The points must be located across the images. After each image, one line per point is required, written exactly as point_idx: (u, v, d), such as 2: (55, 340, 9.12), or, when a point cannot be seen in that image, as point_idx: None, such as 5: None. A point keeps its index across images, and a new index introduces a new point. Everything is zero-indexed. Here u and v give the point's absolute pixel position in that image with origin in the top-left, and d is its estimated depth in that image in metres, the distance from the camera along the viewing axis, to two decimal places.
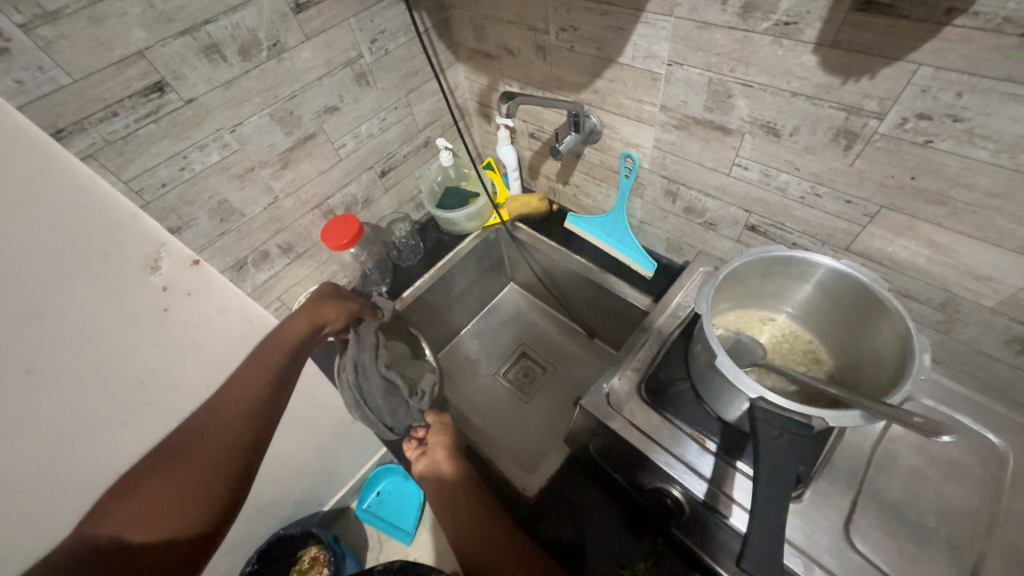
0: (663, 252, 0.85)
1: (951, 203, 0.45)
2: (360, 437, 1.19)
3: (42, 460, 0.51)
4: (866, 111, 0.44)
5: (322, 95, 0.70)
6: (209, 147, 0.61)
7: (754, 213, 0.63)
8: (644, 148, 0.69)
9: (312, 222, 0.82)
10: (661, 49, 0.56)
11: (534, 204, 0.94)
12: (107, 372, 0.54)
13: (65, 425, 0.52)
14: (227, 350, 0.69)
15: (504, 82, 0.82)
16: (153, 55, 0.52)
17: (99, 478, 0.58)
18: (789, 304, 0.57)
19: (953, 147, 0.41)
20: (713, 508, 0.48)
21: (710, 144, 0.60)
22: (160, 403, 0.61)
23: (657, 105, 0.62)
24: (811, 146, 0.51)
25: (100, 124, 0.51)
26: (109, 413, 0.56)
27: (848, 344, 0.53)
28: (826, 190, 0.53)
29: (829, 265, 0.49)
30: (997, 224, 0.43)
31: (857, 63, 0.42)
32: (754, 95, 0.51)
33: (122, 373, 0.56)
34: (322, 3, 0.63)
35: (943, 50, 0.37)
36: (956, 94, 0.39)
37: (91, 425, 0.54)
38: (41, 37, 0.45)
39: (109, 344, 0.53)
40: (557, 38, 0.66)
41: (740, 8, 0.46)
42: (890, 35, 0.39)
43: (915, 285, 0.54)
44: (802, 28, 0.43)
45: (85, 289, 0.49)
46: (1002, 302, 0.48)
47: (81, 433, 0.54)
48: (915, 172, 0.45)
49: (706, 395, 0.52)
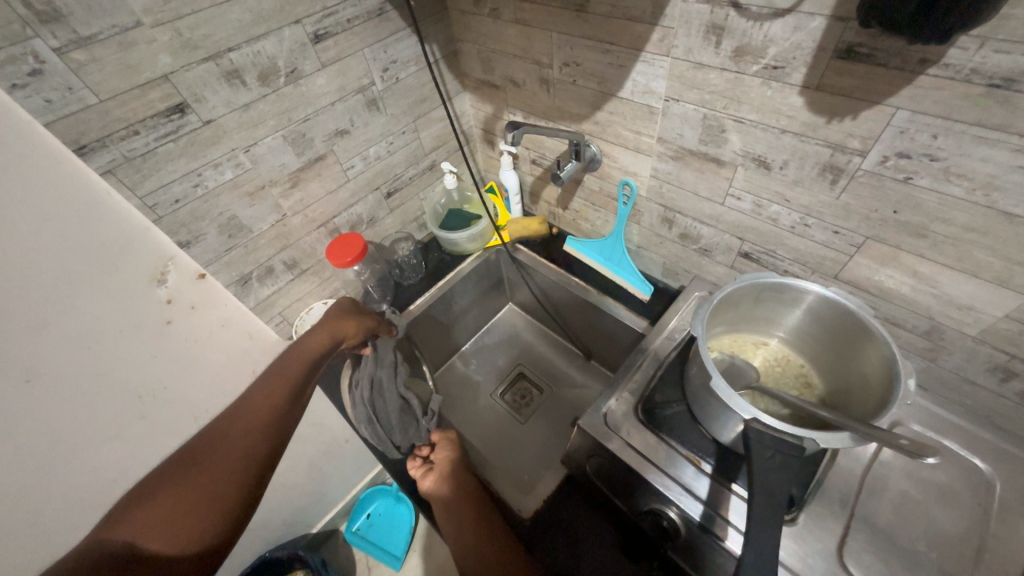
0: (659, 276, 0.87)
1: (932, 236, 0.47)
2: (354, 455, 1.18)
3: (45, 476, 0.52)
4: (850, 149, 0.47)
5: (334, 119, 0.73)
6: (223, 165, 0.63)
7: (747, 241, 0.66)
8: (641, 177, 0.72)
9: (317, 240, 0.83)
10: (658, 86, 0.59)
11: (534, 228, 0.97)
12: (109, 382, 0.54)
13: (63, 437, 0.52)
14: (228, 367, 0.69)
15: (508, 111, 0.86)
16: (177, 79, 0.55)
17: (88, 495, 0.57)
18: (781, 329, 0.59)
19: (931, 184, 0.44)
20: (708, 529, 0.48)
21: (705, 174, 0.63)
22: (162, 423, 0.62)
23: (654, 137, 0.65)
24: (799, 180, 0.54)
25: (121, 141, 0.53)
26: (103, 425, 0.55)
27: (838, 369, 0.55)
28: (815, 220, 0.56)
29: (818, 292, 0.51)
30: (975, 256, 0.46)
31: (841, 105, 0.45)
32: (745, 131, 0.54)
33: (120, 386, 0.56)
34: (338, 34, 0.67)
35: (918, 95, 0.40)
36: (931, 135, 0.42)
37: (86, 438, 0.54)
38: (74, 60, 0.47)
39: (110, 355, 0.54)
40: (561, 72, 0.70)
41: (732, 52, 0.50)
42: (869, 81, 0.42)
43: (903, 313, 0.56)
44: (789, 72, 0.47)
45: (88, 301, 0.50)
46: (984, 331, 0.50)
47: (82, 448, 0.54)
48: (897, 207, 0.48)
49: (702, 416, 0.53)
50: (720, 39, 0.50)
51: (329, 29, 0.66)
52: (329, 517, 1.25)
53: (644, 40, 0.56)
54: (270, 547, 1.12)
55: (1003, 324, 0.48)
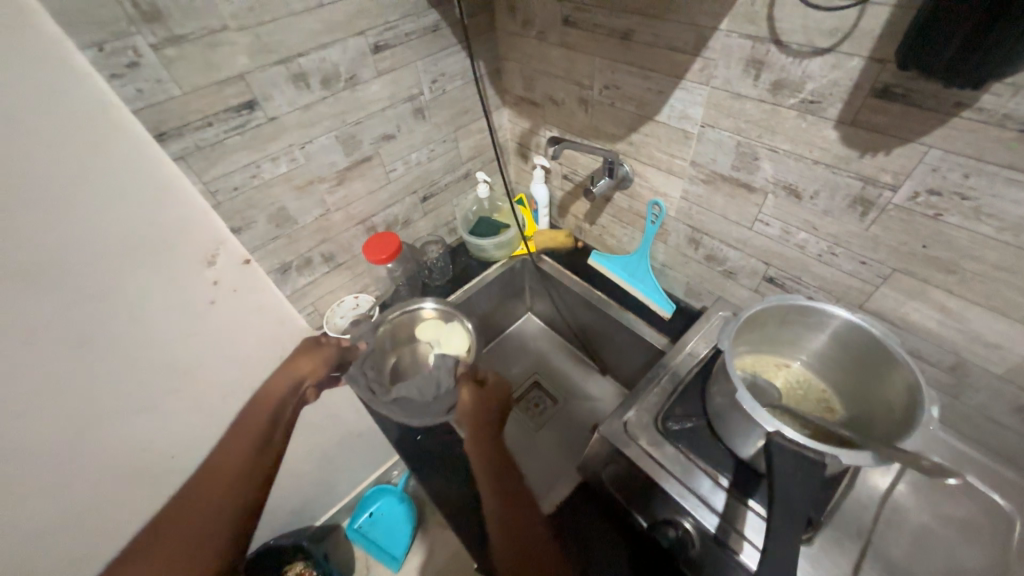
0: (681, 296, 0.89)
1: (960, 271, 0.49)
2: (364, 451, 1.20)
3: (39, 438, 0.55)
4: (881, 183, 0.49)
5: (382, 124, 0.78)
6: (279, 160, 0.68)
7: (773, 266, 0.67)
8: (671, 198, 0.75)
9: (354, 236, 0.87)
10: (695, 112, 0.62)
11: (559, 240, 1.00)
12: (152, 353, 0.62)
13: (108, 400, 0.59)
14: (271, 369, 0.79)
15: (545, 127, 0.90)
16: (250, 78, 0.60)
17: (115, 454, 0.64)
18: (804, 352, 0.60)
19: (961, 222, 0.46)
20: (724, 541, 0.49)
21: (735, 199, 0.65)
22: (118, 412, 0.61)
23: (687, 160, 0.68)
24: (828, 209, 0.56)
25: (195, 132, 0.58)
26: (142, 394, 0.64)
27: (860, 395, 0.56)
28: (842, 250, 0.58)
29: (844, 316, 0.53)
30: (1003, 294, 0.47)
31: (875, 141, 0.47)
32: (778, 160, 0.57)
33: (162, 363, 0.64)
34: (395, 46, 0.72)
35: (952, 136, 0.42)
36: (963, 174, 0.43)
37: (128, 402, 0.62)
38: (166, 56, 0.52)
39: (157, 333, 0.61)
40: (600, 94, 0.73)
41: (770, 85, 0.52)
42: (904, 120, 0.44)
43: (926, 347, 0.57)
44: (825, 106, 0.49)
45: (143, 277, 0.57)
46: (1009, 369, 0.51)
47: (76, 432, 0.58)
48: (926, 241, 0.49)
49: (723, 431, 0.54)
50: (760, 72, 0.52)
51: (388, 41, 0.71)
52: (334, 511, 1.27)
53: (685, 69, 0.60)
54: (275, 535, 1.14)
55: None
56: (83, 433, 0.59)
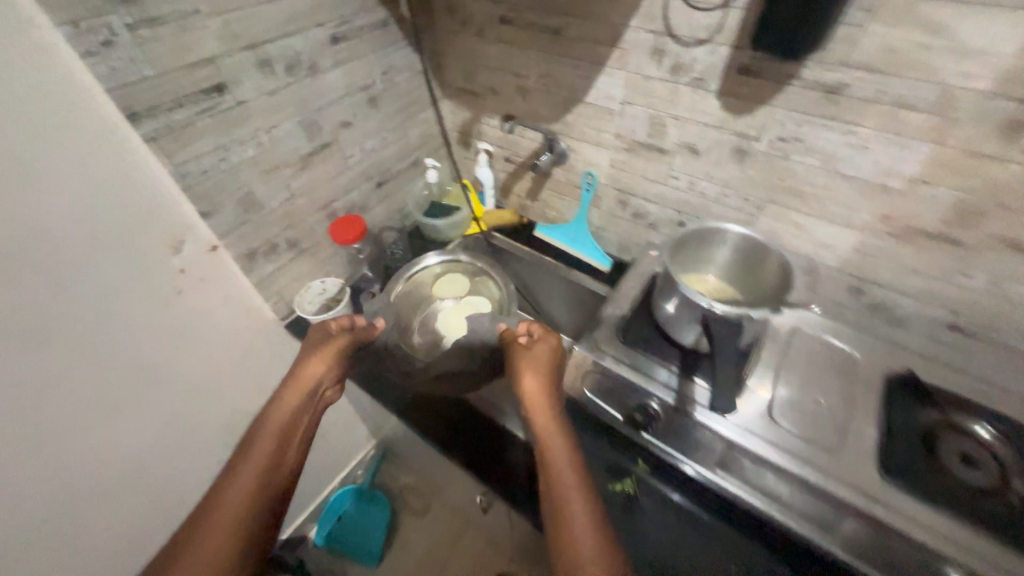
0: (615, 253, 1.05)
1: (804, 196, 0.70)
2: (331, 448, 1.19)
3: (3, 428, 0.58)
4: (750, 136, 0.69)
5: (340, 111, 0.83)
6: (247, 143, 0.70)
7: (684, 213, 0.86)
8: (602, 167, 0.91)
9: (316, 222, 0.90)
10: (616, 93, 0.78)
11: (506, 217, 1.12)
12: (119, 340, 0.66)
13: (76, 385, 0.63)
14: (235, 365, 0.86)
15: (486, 115, 1.01)
16: (220, 62, 0.62)
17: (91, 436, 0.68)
18: (713, 266, 0.79)
19: (801, 159, 0.66)
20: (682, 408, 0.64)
21: (652, 162, 0.83)
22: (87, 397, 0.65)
23: (612, 133, 0.84)
24: (718, 161, 0.75)
25: (167, 113, 0.59)
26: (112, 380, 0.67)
27: (753, 290, 0.75)
28: (731, 192, 0.77)
29: (738, 230, 0.71)
30: (831, 208, 0.69)
31: (743, 105, 0.66)
32: (681, 126, 0.75)
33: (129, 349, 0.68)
34: (351, 38, 0.78)
35: (789, 98, 0.62)
36: (799, 124, 0.64)
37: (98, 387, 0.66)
38: (140, 36, 0.54)
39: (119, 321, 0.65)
40: (537, 82, 0.87)
41: (670, 68, 0.70)
42: (760, 88, 0.64)
43: (792, 258, 0.78)
44: (709, 82, 0.67)
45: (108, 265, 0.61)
46: (841, 262, 0.73)
47: (46, 430, 0.62)
48: (782, 176, 0.70)
49: (672, 330, 0.70)
50: (662, 59, 0.69)
51: (344, 33, 0.77)
52: (301, 517, 1.23)
53: (606, 58, 0.75)
54: None
55: (852, 255, 0.71)
56: (51, 423, 0.62)
